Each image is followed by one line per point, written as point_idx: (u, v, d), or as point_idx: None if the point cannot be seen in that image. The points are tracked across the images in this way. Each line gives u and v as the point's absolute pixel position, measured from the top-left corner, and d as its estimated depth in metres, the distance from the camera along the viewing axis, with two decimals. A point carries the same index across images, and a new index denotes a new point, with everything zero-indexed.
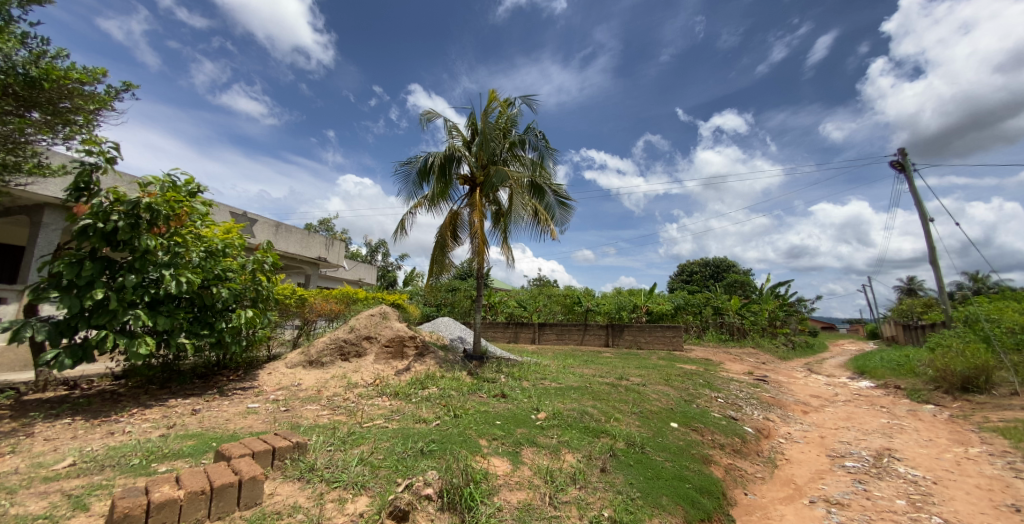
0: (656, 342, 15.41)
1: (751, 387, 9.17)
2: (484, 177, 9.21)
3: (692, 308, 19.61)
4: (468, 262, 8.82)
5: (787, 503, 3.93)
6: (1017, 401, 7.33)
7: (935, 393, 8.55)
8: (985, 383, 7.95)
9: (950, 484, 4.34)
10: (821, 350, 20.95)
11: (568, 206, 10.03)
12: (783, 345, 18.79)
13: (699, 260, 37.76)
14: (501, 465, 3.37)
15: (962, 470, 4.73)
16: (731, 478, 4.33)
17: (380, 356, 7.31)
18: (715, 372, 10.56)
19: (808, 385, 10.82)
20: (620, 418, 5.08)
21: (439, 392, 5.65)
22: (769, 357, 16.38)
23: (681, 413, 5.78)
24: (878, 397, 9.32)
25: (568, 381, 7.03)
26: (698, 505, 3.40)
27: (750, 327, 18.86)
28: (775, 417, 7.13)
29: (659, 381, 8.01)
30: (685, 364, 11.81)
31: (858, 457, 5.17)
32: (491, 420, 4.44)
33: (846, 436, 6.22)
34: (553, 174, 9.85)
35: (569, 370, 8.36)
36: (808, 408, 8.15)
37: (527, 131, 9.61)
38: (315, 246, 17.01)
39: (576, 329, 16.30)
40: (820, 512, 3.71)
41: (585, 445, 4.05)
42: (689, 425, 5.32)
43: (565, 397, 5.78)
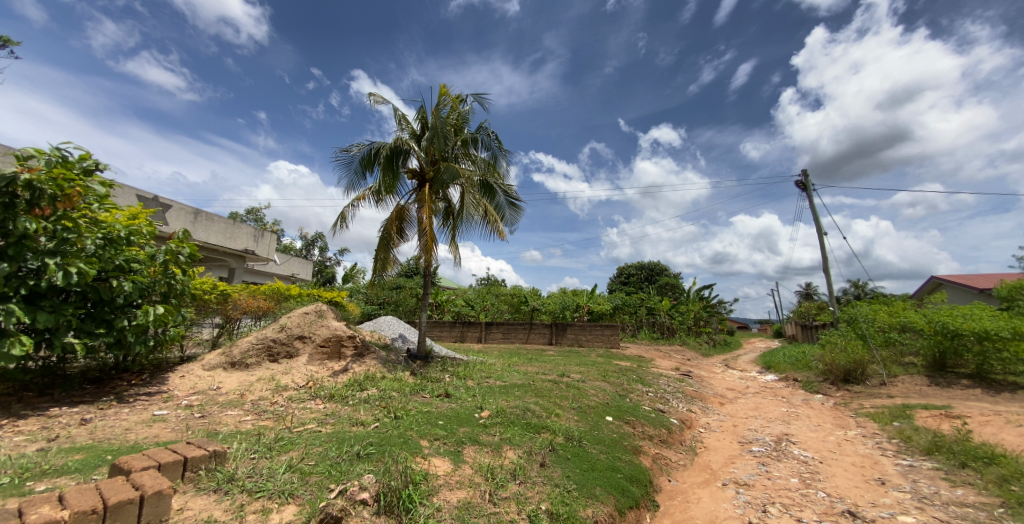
0: (595, 340, 16.14)
1: (678, 381, 9.96)
2: (433, 173, 9.02)
3: (628, 308, 20.79)
4: (416, 259, 8.58)
5: (703, 486, 4.33)
6: (884, 390, 8.71)
7: (824, 384, 9.89)
8: (861, 375, 9.35)
9: (833, 462, 5.05)
10: (736, 347, 23.27)
11: (518, 207, 10.14)
12: (705, 343, 20.63)
13: (636, 263, 40.13)
14: (442, 465, 3.34)
15: (842, 450, 5.52)
16: (658, 466, 4.67)
17: (314, 357, 6.88)
18: (647, 369, 11.31)
19: (725, 379, 11.98)
20: (561, 414, 5.26)
21: (379, 393, 5.45)
22: (695, 354, 17.84)
23: (616, 407, 6.13)
24: (781, 388, 10.58)
25: (513, 379, 7.13)
26: (627, 493, 3.63)
27: (678, 326, 20.44)
28: (697, 408, 7.81)
29: (597, 377, 8.42)
30: (621, 361, 12.50)
31: (763, 442, 5.83)
32: (433, 420, 4.38)
33: (755, 424, 6.98)
34: (504, 175, 9.90)
35: (514, 369, 8.46)
36: (724, 400, 9.04)
37: (479, 130, 9.56)
38: (241, 238, 15.59)
39: (522, 328, 16.51)
40: (730, 493, 4.12)
41: (526, 441, 4.15)
42: (623, 418, 5.66)
43: (508, 395, 5.85)
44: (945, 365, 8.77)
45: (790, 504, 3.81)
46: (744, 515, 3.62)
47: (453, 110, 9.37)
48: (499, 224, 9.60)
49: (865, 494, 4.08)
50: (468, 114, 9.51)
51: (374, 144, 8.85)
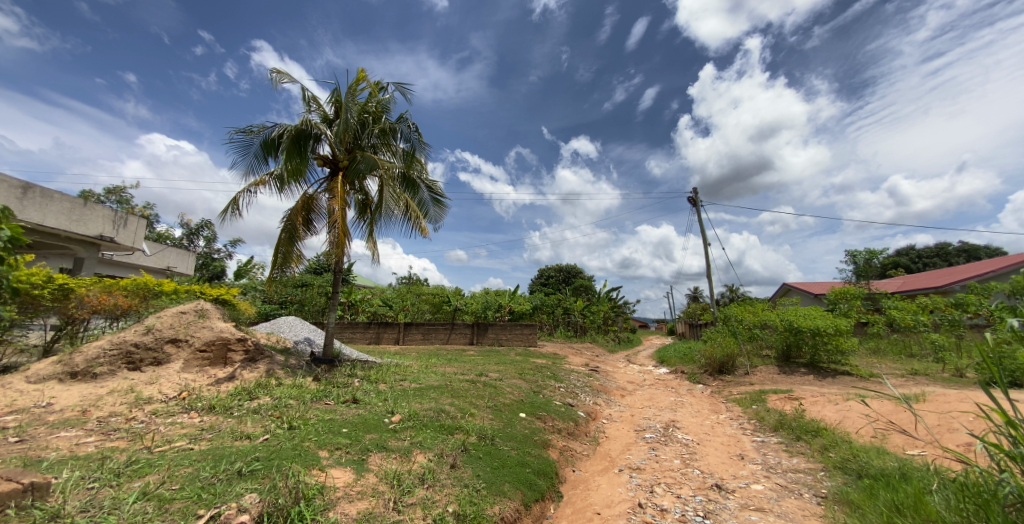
0: (515, 339, 16.54)
1: (587, 376, 10.67)
2: (348, 162, 8.42)
3: (546, 308, 21.65)
4: (326, 254, 7.91)
5: (603, 474, 4.69)
6: (748, 378, 10.33)
7: (705, 375, 11.41)
8: (732, 366, 10.96)
9: (707, 443, 5.84)
10: (638, 344, 25.71)
11: (442, 204, 9.93)
12: (612, 340, 22.44)
13: (554, 265, 42.02)
14: (342, 476, 3.12)
15: (714, 432, 6.41)
16: (564, 458, 4.94)
17: (190, 363, 5.95)
18: (560, 365, 11.88)
19: (627, 373, 13.16)
20: (475, 413, 5.27)
21: (273, 402, 4.92)
22: (604, 351, 19.26)
23: (530, 403, 6.34)
24: (672, 380, 11.91)
25: (428, 380, 6.97)
26: (534, 486, 3.78)
27: (589, 325, 21.91)
28: (601, 401, 8.43)
29: (513, 375, 8.62)
30: (537, 358, 12.99)
31: (654, 429, 6.51)
32: (336, 428, 4.08)
33: (649, 413, 7.77)
34: (426, 170, 9.62)
35: (431, 370, 8.28)
36: (625, 392, 9.91)
37: (400, 120, 9.17)
38: (95, 221, 12.88)
39: (442, 328, 16.16)
40: (625, 477, 4.53)
41: (437, 443, 4.07)
42: (535, 414, 5.88)
43: (423, 397, 5.71)
44: (790, 356, 10.70)
45: (672, 483, 4.31)
46: (634, 497, 3.98)
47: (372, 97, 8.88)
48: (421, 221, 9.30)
49: (729, 469, 4.78)
50: (388, 103, 9.08)
51: (278, 124, 7.99)
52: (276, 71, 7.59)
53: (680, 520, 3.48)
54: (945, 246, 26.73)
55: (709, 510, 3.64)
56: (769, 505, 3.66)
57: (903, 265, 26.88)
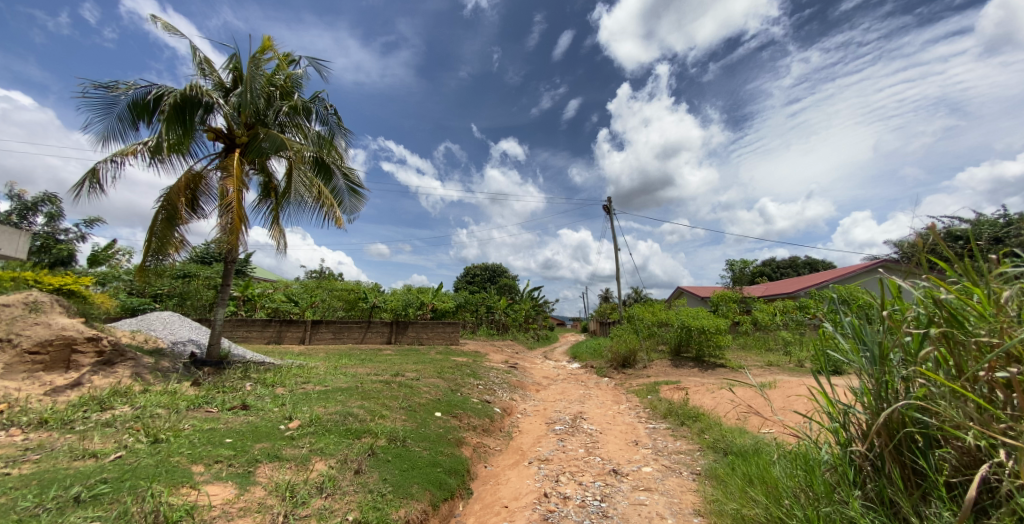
0: (436, 338, 16.26)
1: (505, 373, 10.87)
2: (248, 138, 7.49)
3: (470, 306, 21.48)
4: (216, 241, 6.94)
5: (513, 467, 4.82)
6: (647, 371, 11.45)
7: (611, 369, 12.36)
8: (633, 361, 12.06)
9: (608, 432, 6.34)
10: (555, 341, 26.98)
11: (359, 194, 9.34)
12: (531, 337, 23.25)
13: (479, 263, 42.14)
14: (221, 492, 2.77)
15: (615, 421, 6.99)
16: (477, 454, 4.97)
17: (15, 369, 4.76)
18: (480, 363, 11.94)
19: (543, 369, 13.72)
20: (387, 415, 5.04)
21: (135, 412, 4.17)
22: (523, 348, 19.84)
23: (446, 402, 6.26)
24: (583, 374, 12.71)
25: (336, 382, 6.50)
26: (444, 486, 3.75)
27: (510, 323, 22.41)
28: (517, 396, 8.67)
29: (431, 374, 8.43)
30: (457, 356, 12.90)
31: (563, 421, 6.87)
32: (218, 439, 3.60)
33: (560, 406, 8.18)
34: (343, 156, 8.97)
35: (340, 371, 7.73)
36: (540, 387, 10.30)
37: (314, 100, 8.42)
38: None
39: (356, 326, 15.19)
40: (533, 469, 4.71)
41: (341, 449, 3.82)
42: (450, 412, 5.82)
43: (328, 400, 5.31)
44: (681, 351, 12.09)
45: (576, 471, 4.59)
46: (541, 487, 4.16)
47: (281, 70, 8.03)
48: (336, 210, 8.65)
49: (625, 454, 5.24)
50: (301, 79, 8.30)
51: (158, 87, 6.81)
52: (155, 24, 6.47)
53: (580, 505, 3.71)
54: (796, 259, 32.60)
55: (606, 494, 3.94)
56: (656, 485, 4.10)
57: (767, 273, 32.14)
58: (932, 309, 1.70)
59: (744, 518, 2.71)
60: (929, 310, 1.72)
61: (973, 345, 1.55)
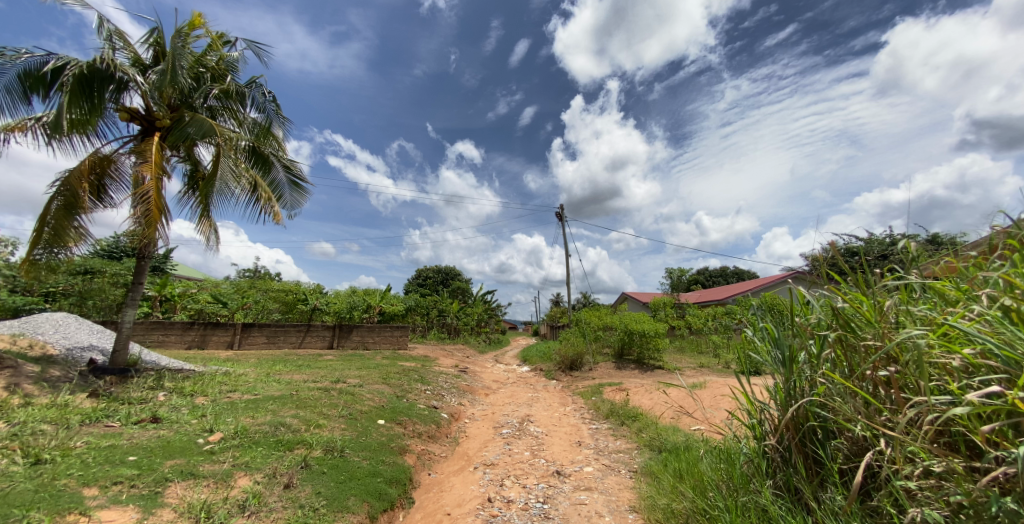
0: (382, 342, 15.68)
1: (454, 377, 10.72)
2: (170, 122, 6.80)
3: (421, 309, 20.86)
4: (127, 233, 6.19)
5: (457, 474, 4.75)
6: (592, 373, 11.86)
7: (559, 372, 12.64)
8: (580, 363, 12.43)
9: (553, 433, 6.46)
10: (507, 345, 27.15)
11: (301, 188, 8.79)
12: (482, 341, 23.21)
13: (431, 266, 41.39)
14: (120, 518, 2.46)
15: (561, 423, 7.15)
16: (421, 462, 4.84)
17: None
18: (429, 367, 11.69)
19: (493, 372, 13.73)
20: (324, 424, 4.76)
21: (15, 429, 3.59)
22: (474, 352, 19.73)
23: (390, 408, 6.03)
24: (532, 377, 12.88)
25: (268, 390, 6.04)
26: (384, 496, 3.60)
27: (462, 327, 22.23)
28: (465, 401, 8.57)
29: (376, 380, 8.10)
30: (405, 361, 12.53)
31: (510, 425, 6.91)
32: (120, 457, 3.20)
33: (508, 409, 8.22)
34: (284, 147, 8.42)
35: (273, 378, 7.20)
36: (489, 391, 10.28)
37: (250, 85, 7.83)
38: None
39: (294, 330, 14.26)
40: (478, 474, 4.67)
41: (270, 462, 3.54)
42: (395, 419, 5.62)
43: (258, 409, 4.92)
44: (623, 354, 12.64)
45: (520, 474, 4.62)
46: (484, 492, 4.14)
47: (212, 51, 7.39)
48: (274, 205, 8.08)
49: (568, 455, 5.37)
50: (235, 62, 7.71)
51: (58, 57, 5.97)
52: None
53: (523, 508, 3.74)
54: (727, 269, 35.54)
55: (549, 495, 4.01)
56: (596, 484, 4.24)
57: (702, 281, 34.76)
58: (831, 316, 1.92)
59: (674, 512, 2.88)
60: (828, 315, 1.95)
61: (862, 348, 1.77)
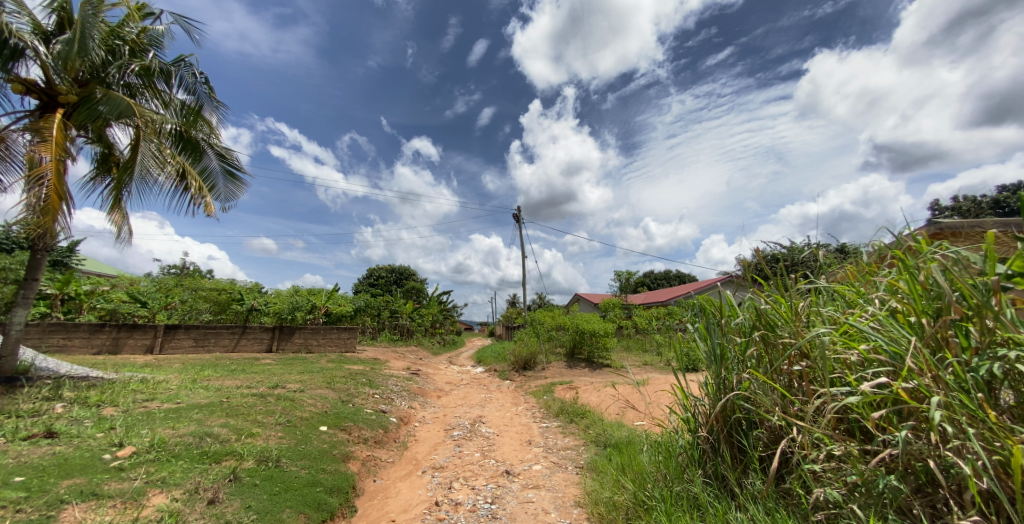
0: (328, 344, 14.91)
1: (405, 380, 10.43)
2: (78, 98, 6.03)
3: (372, 310, 20.12)
4: (19, 222, 5.41)
5: (404, 479, 4.62)
6: (545, 372, 12.07)
7: (512, 372, 12.73)
8: (533, 363, 12.60)
9: (504, 434, 6.48)
10: (461, 346, 26.92)
11: (237, 179, 8.16)
12: (435, 343, 22.82)
13: (384, 265, 40.08)
14: None
15: (512, 423, 7.20)
16: (365, 469, 4.65)
17: None
18: (378, 370, 11.29)
19: (446, 374, 13.54)
20: (258, 433, 4.45)
21: None
22: (427, 353, 19.34)
23: (334, 414, 5.75)
24: (486, 378, 12.87)
25: (195, 398, 5.53)
26: (324, 506, 3.43)
27: (415, 328, 21.73)
28: (416, 404, 8.36)
29: (320, 385, 7.69)
30: (352, 364, 12.00)
31: (461, 426, 6.84)
32: (4, 479, 2.78)
33: (460, 411, 8.14)
34: (217, 134, 7.77)
35: (200, 384, 6.58)
36: (441, 393, 10.12)
37: (177, 64, 7.12)
38: None
39: (227, 332, 13.17)
40: (426, 478, 4.58)
41: (192, 476, 3.25)
42: (338, 426, 5.36)
43: (181, 419, 4.49)
44: (575, 353, 12.99)
45: (469, 476, 4.59)
46: (432, 496, 4.07)
47: (131, 23, 6.66)
48: (204, 195, 7.44)
49: (518, 454, 5.42)
50: (158, 37, 6.97)
51: None
52: None
53: (470, 510, 3.72)
54: (670, 273, 37.77)
55: (497, 495, 4.02)
56: (543, 481, 4.31)
57: (648, 284, 36.67)
58: (754, 315, 2.11)
59: (616, 505, 2.99)
60: (752, 314, 2.14)
61: (780, 344, 1.96)
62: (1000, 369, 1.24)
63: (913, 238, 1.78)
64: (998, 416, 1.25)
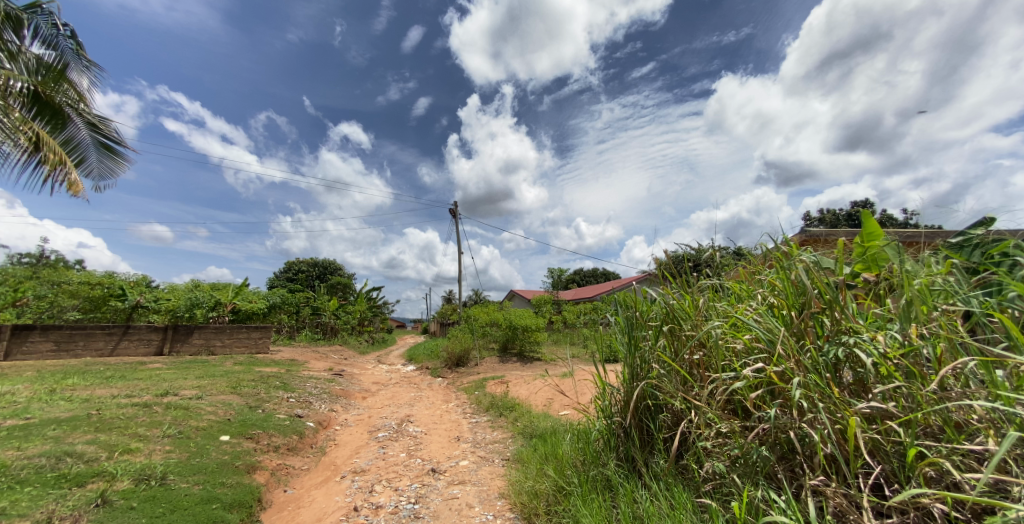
0: (234, 345, 13.41)
1: (326, 382, 9.75)
2: None
3: (289, 307, 18.50)
4: None
5: (320, 486, 4.33)
6: (477, 368, 12.08)
7: (444, 369, 12.57)
8: (466, 360, 12.55)
9: (432, 431, 6.37)
10: (391, 344, 25.93)
11: (116, 155, 6.98)
12: (363, 341, 21.69)
13: (306, 259, 37.11)
14: None
15: (441, 420, 7.10)
16: (275, 479, 4.27)
17: None
18: (296, 372, 10.43)
19: (373, 374, 12.94)
20: (139, 448, 3.86)
21: None
22: (352, 353, 18.31)
23: (239, 422, 5.19)
24: (416, 376, 12.54)
25: (54, 412, 4.63)
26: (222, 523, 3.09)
27: (340, 326, 20.46)
28: (338, 406, 7.87)
29: (223, 390, 6.88)
30: (265, 367, 10.94)
31: (387, 427, 6.58)
32: None
33: (386, 411, 7.83)
34: (87, 99, 6.57)
35: (61, 395, 5.52)
36: (366, 394, 9.63)
37: (32, 12, 5.96)
38: None
39: (103, 334, 11.25)
40: (345, 484, 4.35)
41: (46, 504, 2.73)
42: (244, 434, 4.85)
43: (32, 438, 3.73)
44: (507, 348, 13.19)
45: (392, 477, 4.44)
46: (350, 502, 3.87)
47: None
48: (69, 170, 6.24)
49: (445, 451, 5.37)
50: None
51: None
52: None
53: (392, 512, 3.61)
54: (598, 271, 40.04)
55: (421, 495, 3.94)
56: (470, 476, 4.32)
57: (577, 281, 38.53)
58: (664, 310, 2.32)
59: (537, 493, 3.10)
60: (663, 309, 2.34)
61: (683, 335, 2.18)
62: (844, 352, 1.49)
63: (786, 244, 2.08)
64: (841, 393, 1.50)
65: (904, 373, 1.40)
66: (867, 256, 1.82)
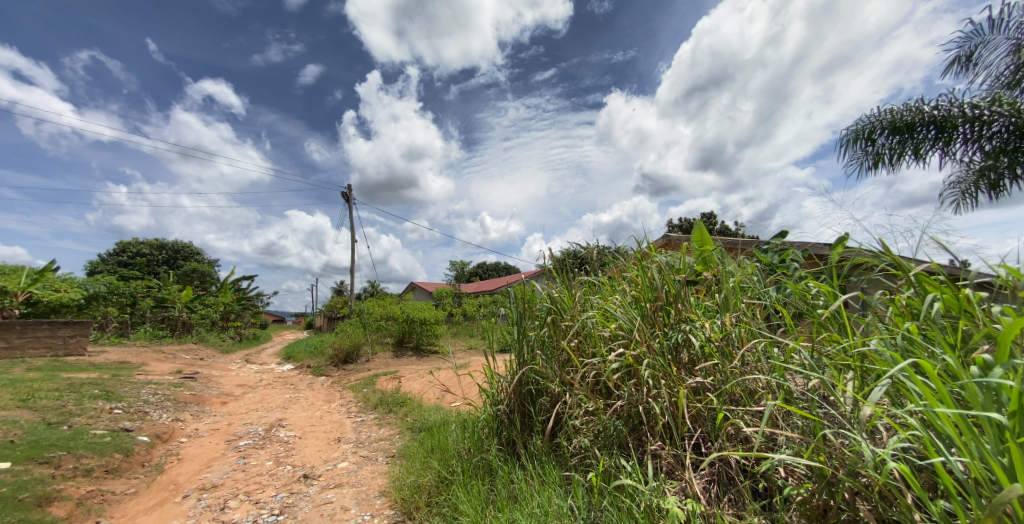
0: (29, 346, 10.26)
1: (171, 387, 8.12)
2: None
3: (121, 298, 14.91)
4: None
5: (152, 510, 3.61)
6: (367, 364, 11.34)
7: (328, 367, 11.52)
8: (355, 355, 11.56)
9: (308, 435, 5.80)
10: (265, 341, 22.83)
11: None
12: (227, 338, 18.64)
13: (149, 240, 30.32)
14: None
15: (321, 422, 6.52)
16: (83, 510, 3.41)
17: None
18: (126, 377, 8.44)
19: (238, 375, 11.22)
20: None
21: None
22: (212, 352, 15.60)
23: (28, 444, 4.00)
24: (295, 376, 11.26)
25: None
26: None
27: (195, 321, 17.24)
28: (186, 415, 6.61)
29: (5, 404, 5.23)
30: (80, 372, 8.64)
31: (251, 435, 5.77)
32: None
33: (252, 417, 6.86)
34: None
35: None
36: (227, 398, 8.29)
37: None
38: None
39: None
40: (188, 504, 3.69)
41: None
42: (35, 459, 3.75)
43: None
44: (402, 342, 12.67)
45: (253, 489, 3.92)
46: None
47: None
48: None
49: (321, 454, 4.94)
50: None
51: None
52: None
53: None
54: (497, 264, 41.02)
55: (288, 504, 3.55)
56: (348, 478, 4.04)
57: (477, 274, 38.94)
58: (548, 301, 2.49)
59: (419, 486, 3.03)
60: (548, 300, 2.51)
61: (563, 324, 2.36)
62: (681, 337, 1.78)
63: (648, 246, 2.41)
64: (678, 370, 1.79)
65: (720, 353, 1.72)
66: (702, 258, 2.20)
